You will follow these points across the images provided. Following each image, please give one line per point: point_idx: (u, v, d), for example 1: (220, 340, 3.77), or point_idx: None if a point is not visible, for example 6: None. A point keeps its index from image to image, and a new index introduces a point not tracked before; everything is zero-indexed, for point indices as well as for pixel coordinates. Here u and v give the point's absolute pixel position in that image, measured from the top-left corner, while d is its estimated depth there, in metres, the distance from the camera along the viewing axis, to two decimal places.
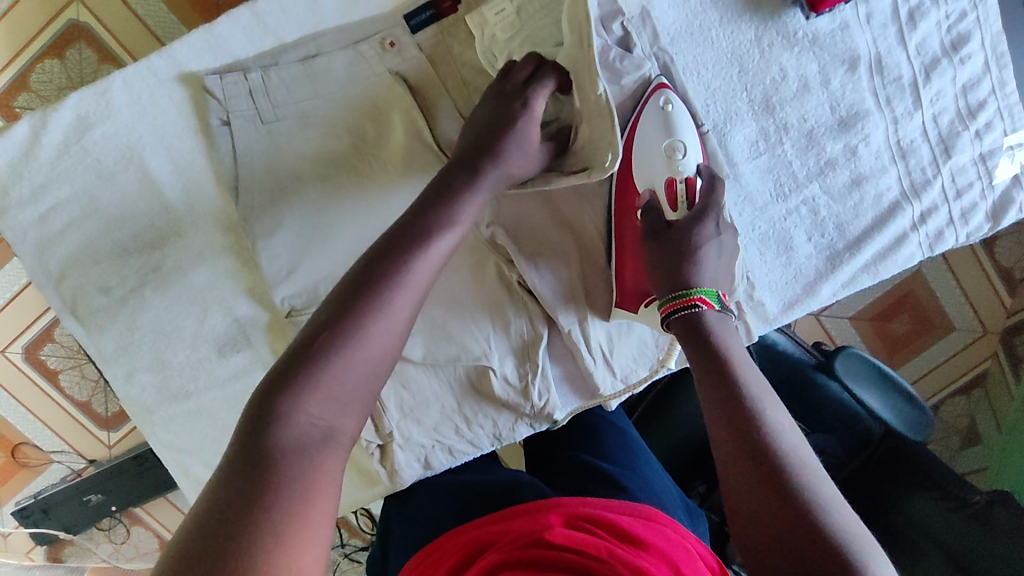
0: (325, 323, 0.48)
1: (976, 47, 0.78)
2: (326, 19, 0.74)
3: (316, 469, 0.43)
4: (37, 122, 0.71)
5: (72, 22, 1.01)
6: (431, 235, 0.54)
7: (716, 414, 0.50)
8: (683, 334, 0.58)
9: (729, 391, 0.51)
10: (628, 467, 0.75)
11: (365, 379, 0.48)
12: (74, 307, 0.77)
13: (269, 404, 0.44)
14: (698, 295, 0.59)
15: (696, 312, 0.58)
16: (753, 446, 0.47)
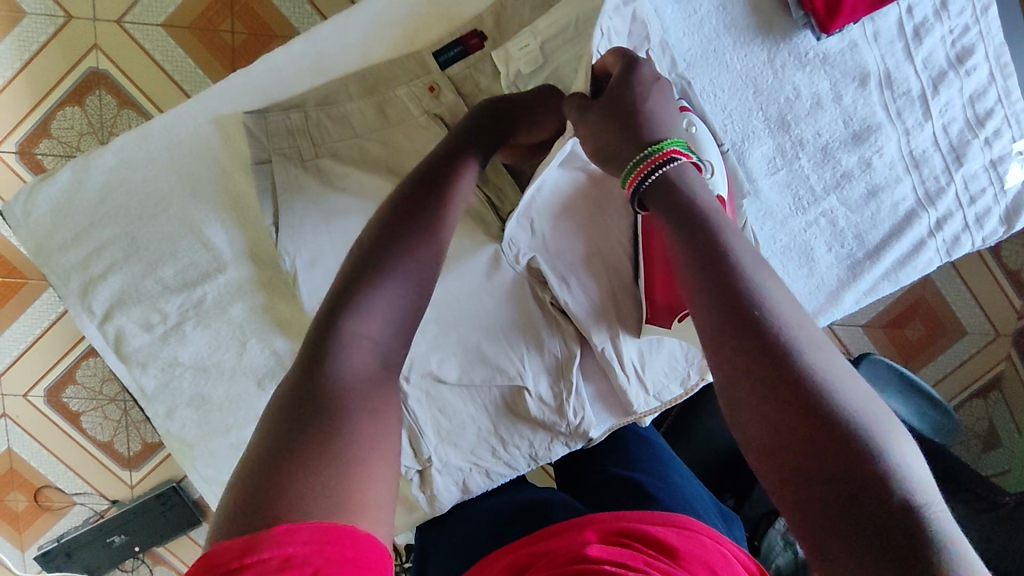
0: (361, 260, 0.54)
1: (981, 58, 0.81)
2: (354, 61, 0.76)
3: (372, 405, 0.47)
4: (82, 168, 0.74)
5: (94, 69, 1.05)
6: (442, 191, 0.60)
7: (723, 329, 0.43)
8: (658, 201, 0.51)
9: (737, 299, 0.43)
10: (660, 478, 0.76)
11: (400, 323, 0.52)
12: (116, 345, 0.78)
13: (317, 349, 0.48)
14: (670, 149, 0.53)
15: (669, 169, 0.52)
16: (777, 368, 0.40)
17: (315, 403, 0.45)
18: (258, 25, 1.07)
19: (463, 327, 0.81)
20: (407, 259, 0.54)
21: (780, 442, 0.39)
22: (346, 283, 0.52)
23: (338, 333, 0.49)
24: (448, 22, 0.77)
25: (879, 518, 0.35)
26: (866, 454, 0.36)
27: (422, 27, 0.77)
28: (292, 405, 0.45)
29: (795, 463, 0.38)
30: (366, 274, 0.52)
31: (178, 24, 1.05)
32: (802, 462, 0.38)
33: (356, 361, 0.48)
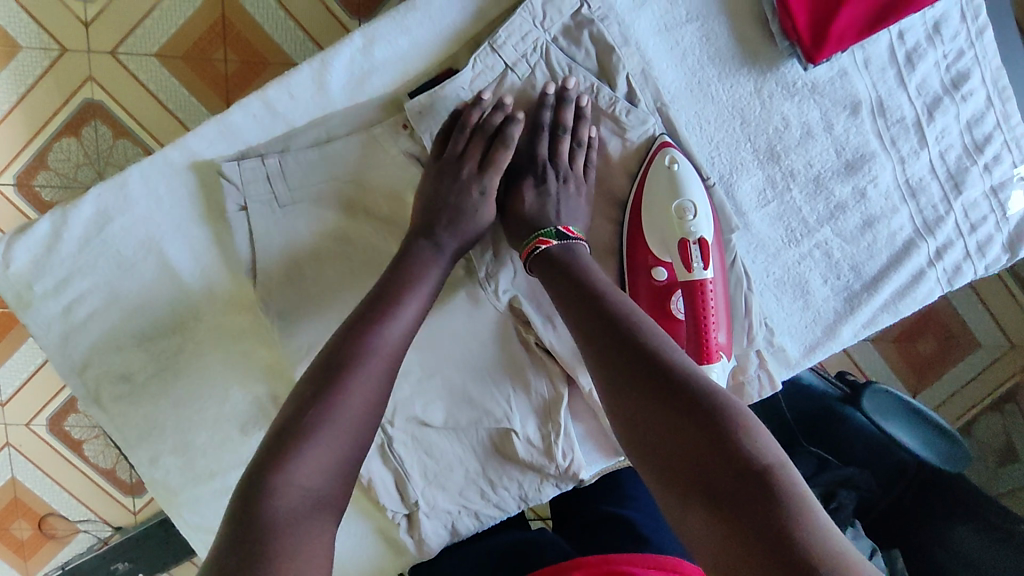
0: (315, 375, 0.57)
1: (977, 83, 0.78)
2: (333, 102, 0.74)
3: (307, 535, 0.49)
4: (59, 219, 0.73)
5: (88, 101, 1.05)
6: (391, 310, 0.63)
7: (612, 375, 0.56)
8: (543, 269, 0.68)
9: (620, 346, 0.57)
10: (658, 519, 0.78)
11: (351, 443, 0.55)
12: (97, 394, 0.77)
13: (261, 475, 0.51)
14: (538, 238, 0.69)
15: (541, 253, 0.68)
16: (658, 395, 0.52)
17: (261, 517, 0.49)
18: (251, 51, 1.06)
19: (447, 369, 0.79)
20: (367, 375, 0.58)
21: (671, 457, 0.50)
22: (297, 402, 0.56)
23: (285, 457, 0.52)
24: (427, 59, 0.74)
25: (744, 500, 0.45)
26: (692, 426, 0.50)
27: (403, 68, 0.74)
28: (235, 538, 0.47)
29: (674, 472, 0.49)
30: (322, 391, 0.56)
31: (172, 54, 1.05)
32: (681, 469, 0.49)
33: (300, 475, 0.51)
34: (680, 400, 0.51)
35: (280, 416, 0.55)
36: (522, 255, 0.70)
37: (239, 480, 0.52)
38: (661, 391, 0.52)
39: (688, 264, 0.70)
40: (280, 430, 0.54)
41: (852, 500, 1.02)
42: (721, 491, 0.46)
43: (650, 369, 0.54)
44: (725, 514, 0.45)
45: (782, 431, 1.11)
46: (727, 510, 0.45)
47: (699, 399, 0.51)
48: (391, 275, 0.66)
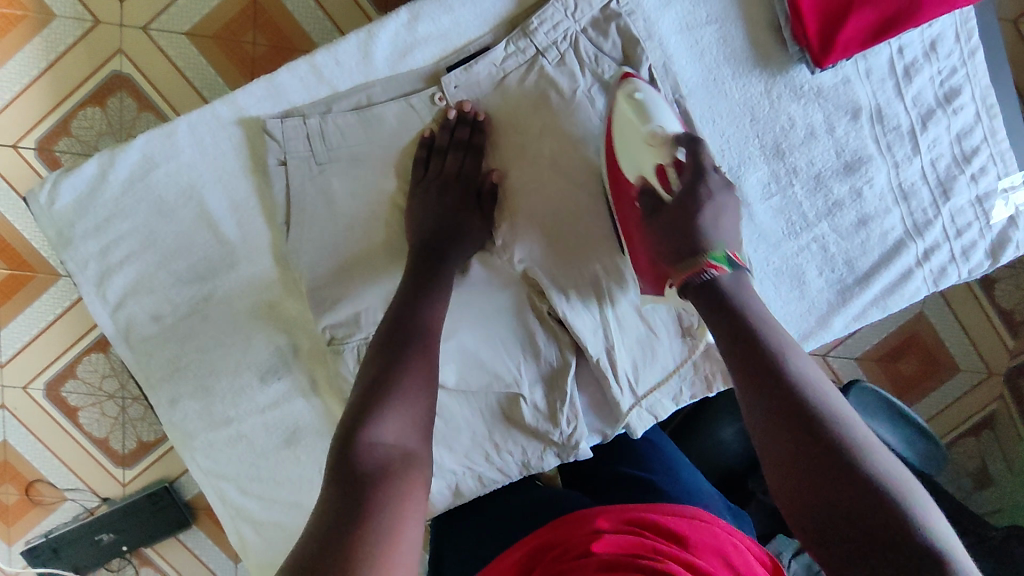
0: (383, 355, 0.65)
1: (967, 99, 0.85)
2: (375, 71, 0.79)
3: (404, 473, 0.55)
4: (108, 160, 0.77)
5: (116, 73, 1.09)
6: (432, 292, 0.72)
7: (762, 402, 0.56)
8: (698, 298, 0.64)
9: (774, 376, 0.57)
10: (666, 475, 0.79)
11: (421, 398, 0.62)
12: (127, 333, 0.81)
13: (351, 427, 0.58)
14: (709, 261, 0.65)
15: (710, 278, 0.64)
16: (813, 438, 0.52)
17: (362, 467, 0.54)
18: (280, 37, 1.11)
19: (463, 332, 0.83)
20: (422, 347, 0.66)
21: (814, 493, 0.50)
22: (371, 375, 0.63)
23: (371, 412, 0.59)
24: (466, 37, 0.80)
25: (887, 550, 0.46)
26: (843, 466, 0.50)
27: (443, 44, 0.80)
28: (340, 475, 0.54)
29: (814, 510, 0.49)
30: (395, 365, 0.63)
31: (203, 33, 1.10)
32: (824, 507, 0.49)
33: (384, 433, 0.57)
34: (838, 444, 0.51)
35: (358, 390, 0.62)
36: (677, 283, 0.67)
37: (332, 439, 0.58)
38: (815, 429, 0.53)
39: (667, 192, 0.70)
40: (362, 398, 0.61)
41: None
42: (866, 537, 0.47)
43: (808, 409, 0.54)
44: (865, 562, 0.46)
45: None
46: (870, 560, 0.46)
47: (857, 449, 0.51)
48: (424, 264, 0.75)
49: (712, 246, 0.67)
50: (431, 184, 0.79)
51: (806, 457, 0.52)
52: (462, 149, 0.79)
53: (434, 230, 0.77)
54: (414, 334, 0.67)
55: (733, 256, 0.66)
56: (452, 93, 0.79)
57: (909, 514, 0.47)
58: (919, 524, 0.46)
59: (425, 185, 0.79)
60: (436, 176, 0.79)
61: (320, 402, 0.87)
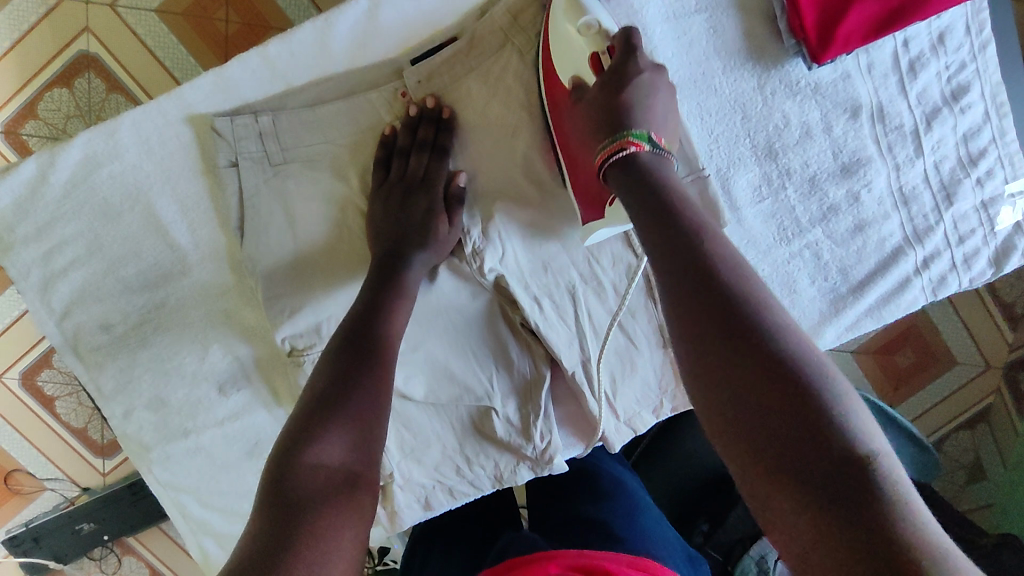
0: (339, 363, 0.59)
1: (976, 97, 0.79)
2: (333, 64, 0.73)
3: (349, 494, 0.50)
4: (46, 161, 0.71)
5: (83, 53, 1.00)
6: (397, 299, 0.67)
7: (678, 295, 0.47)
8: (617, 179, 0.58)
9: (693, 261, 0.48)
10: (630, 521, 0.70)
11: (376, 412, 0.57)
12: (75, 343, 0.77)
13: (296, 432, 0.53)
14: (627, 137, 0.59)
15: (629, 154, 0.58)
16: (730, 326, 0.44)
17: (299, 494, 0.48)
18: (253, 14, 1.03)
19: (430, 342, 0.79)
20: (384, 360, 0.61)
21: (739, 402, 0.42)
22: (325, 380, 0.58)
23: (319, 422, 0.54)
24: (433, 29, 0.74)
25: (812, 456, 0.38)
26: (765, 361, 0.42)
27: (407, 34, 0.74)
28: (278, 487, 0.48)
29: (737, 418, 0.41)
30: (349, 377, 0.58)
31: (171, 10, 1.02)
32: (747, 414, 0.41)
33: (329, 450, 0.52)
34: (764, 338, 0.43)
35: (302, 404, 0.56)
36: (598, 160, 0.60)
37: (274, 447, 0.52)
38: (740, 321, 0.44)
39: (597, 74, 0.64)
40: (312, 405, 0.55)
41: None
42: (791, 444, 0.39)
43: (727, 293, 0.45)
44: (790, 472, 0.38)
45: None
46: (796, 467, 0.38)
47: (787, 344, 0.43)
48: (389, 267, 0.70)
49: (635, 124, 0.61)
50: (389, 188, 0.73)
51: (728, 358, 0.43)
52: (426, 149, 0.72)
53: (396, 233, 0.71)
54: (373, 343, 0.62)
55: (656, 137, 0.61)
56: (415, 88, 0.73)
57: (839, 416, 0.39)
58: (849, 426, 0.39)
59: (378, 191, 0.73)
60: (394, 180, 0.73)
61: (282, 412, 0.83)
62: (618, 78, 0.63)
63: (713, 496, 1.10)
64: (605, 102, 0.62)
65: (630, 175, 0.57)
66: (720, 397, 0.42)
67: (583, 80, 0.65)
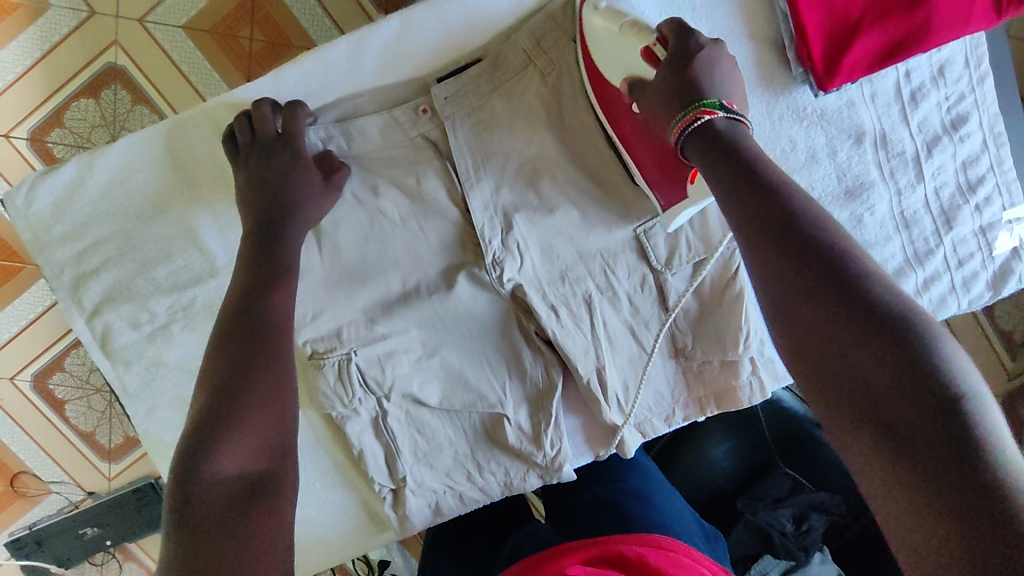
0: (233, 357, 0.55)
1: (974, 127, 0.83)
2: (363, 81, 0.77)
3: (264, 502, 0.49)
4: (85, 165, 0.74)
5: (111, 64, 1.04)
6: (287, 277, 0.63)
7: (777, 274, 0.46)
8: (696, 146, 0.55)
9: (788, 230, 0.46)
10: (642, 497, 0.76)
11: (280, 407, 0.54)
12: (101, 341, 0.79)
13: (196, 443, 0.49)
14: (701, 107, 0.55)
15: (703, 124, 0.55)
16: (840, 307, 0.43)
17: (202, 516, 0.46)
18: (277, 33, 1.07)
19: (447, 349, 0.81)
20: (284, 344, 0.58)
21: (852, 388, 0.41)
22: (220, 375, 0.54)
23: (220, 427, 0.50)
24: (457, 52, 0.78)
25: (928, 441, 0.38)
26: (879, 347, 0.41)
27: (433, 55, 0.78)
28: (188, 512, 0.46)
29: (843, 394, 0.42)
30: (245, 368, 0.54)
31: (199, 27, 1.06)
32: (854, 390, 0.41)
33: (231, 461, 0.49)
34: (878, 324, 0.41)
35: (198, 400, 0.52)
36: (674, 136, 0.57)
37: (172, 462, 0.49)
38: (849, 301, 0.43)
39: (653, 64, 0.61)
40: (211, 407, 0.51)
41: (822, 524, 1.04)
42: (905, 429, 0.39)
43: (835, 272, 0.44)
44: (898, 448, 0.39)
45: (760, 453, 1.15)
46: (907, 454, 0.39)
47: (897, 313, 0.42)
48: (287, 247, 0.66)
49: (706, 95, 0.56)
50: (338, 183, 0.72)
51: (839, 341, 0.42)
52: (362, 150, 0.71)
53: (278, 186, 0.69)
54: (262, 330, 0.57)
55: (726, 103, 0.57)
56: (441, 105, 0.75)
57: (951, 389, 0.39)
58: (968, 419, 0.38)
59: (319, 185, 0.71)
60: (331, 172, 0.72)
61: None
62: (682, 56, 0.59)
63: (717, 514, 1.11)
64: (674, 82, 0.58)
65: (712, 148, 0.53)
66: (832, 377, 0.42)
67: (637, 75, 0.64)
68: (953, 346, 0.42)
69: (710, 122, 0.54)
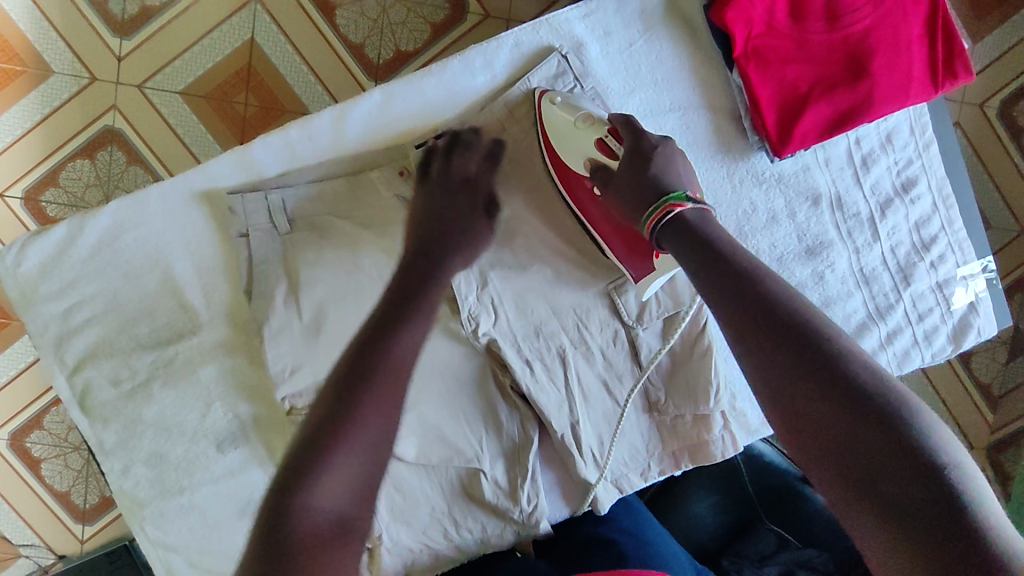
0: (348, 390, 0.61)
1: (923, 190, 0.88)
2: (346, 147, 0.82)
3: (342, 541, 0.55)
4: (77, 225, 0.78)
5: (109, 127, 1.09)
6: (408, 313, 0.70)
7: (758, 355, 0.52)
8: (672, 243, 0.64)
9: (766, 313, 0.53)
10: (635, 535, 0.80)
11: (377, 442, 0.60)
12: (81, 397, 0.80)
13: (298, 470, 0.56)
14: (670, 201, 0.66)
15: (673, 216, 0.65)
16: (816, 382, 0.48)
17: (290, 546, 0.52)
18: (270, 98, 1.11)
19: (424, 403, 0.82)
20: (380, 374, 0.63)
21: (836, 455, 0.47)
22: (326, 411, 0.60)
23: (322, 459, 0.57)
24: (435, 120, 0.83)
25: (917, 502, 0.43)
26: (856, 415, 0.46)
27: (413, 123, 0.83)
28: (277, 542, 0.52)
29: (830, 455, 0.47)
30: (349, 400, 0.60)
31: (196, 93, 1.10)
32: (837, 450, 0.46)
33: (326, 494, 0.55)
34: (850, 396, 0.47)
35: (300, 432, 0.60)
36: (650, 229, 0.67)
37: (269, 489, 0.56)
38: (822, 376, 0.48)
39: (614, 157, 0.73)
40: (316, 434, 0.58)
41: None
42: (890, 492, 0.44)
43: (808, 350, 0.50)
44: (876, 497, 0.44)
45: (743, 509, 1.14)
46: (898, 515, 0.43)
47: (868, 380, 0.47)
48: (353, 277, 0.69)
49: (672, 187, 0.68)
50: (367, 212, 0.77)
51: (818, 413, 0.48)
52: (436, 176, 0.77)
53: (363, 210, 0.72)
54: (365, 366, 0.64)
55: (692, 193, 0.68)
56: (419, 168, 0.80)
57: (927, 446, 0.44)
58: (946, 478, 0.43)
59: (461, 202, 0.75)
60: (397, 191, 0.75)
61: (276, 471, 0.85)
62: (638, 151, 0.72)
63: None
64: (634, 172, 0.71)
65: (688, 237, 0.63)
66: (816, 447, 0.48)
67: (598, 160, 0.75)
68: (925, 408, 0.46)
69: (680, 212, 0.65)
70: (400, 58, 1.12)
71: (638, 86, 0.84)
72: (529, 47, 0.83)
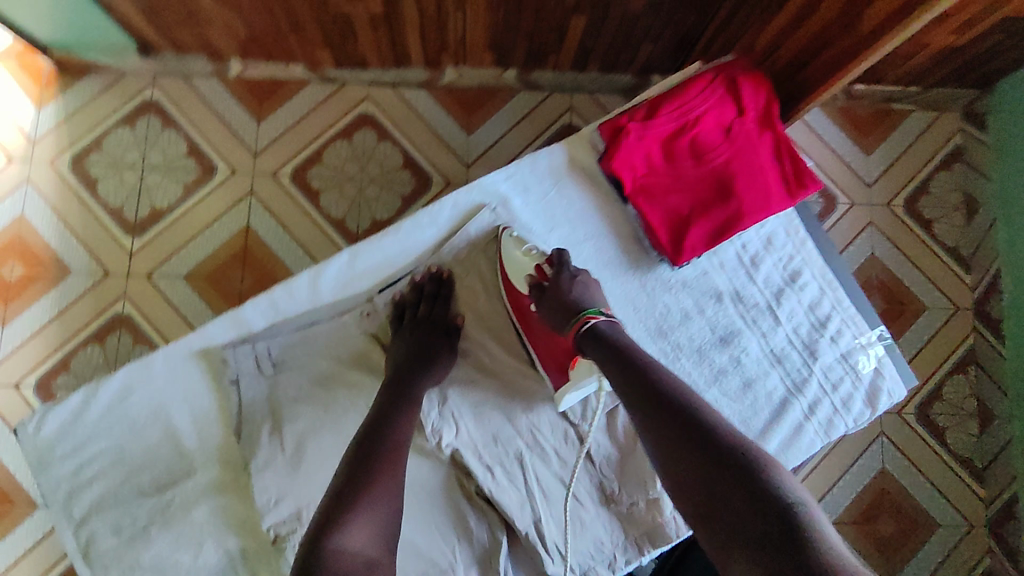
0: (354, 464, 0.76)
1: (809, 278, 1.04)
2: (321, 300, 0.98)
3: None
4: (91, 391, 0.91)
5: (120, 314, 1.26)
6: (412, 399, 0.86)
7: (664, 440, 0.73)
8: (595, 349, 0.85)
9: (667, 408, 0.74)
10: None
11: (392, 505, 0.75)
12: (85, 548, 0.88)
13: (328, 522, 0.70)
14: (587, 314, 0.87)
15: (590, 326, 0.86)
16: (704, 455, 0.69)
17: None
18: (264, 273, 1.30)
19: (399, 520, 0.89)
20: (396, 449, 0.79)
21: (720, 505, 0.66)
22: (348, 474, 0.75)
23: (343, 516, 0.71)
24: (394, 269, 1.00)
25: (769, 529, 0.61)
26: (730, 474, 0.66)
27: (376, 274, 1.00)
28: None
29: (704, 499, 0.67)
30: (367, 465, 0.76)
31: (197, 276, 1.29)
32: (716, 504, 0.66)
33: (352, 540, 0.69)
34: (728, 461, 0.67)
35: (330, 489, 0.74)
36: (573, 339, 0.87)
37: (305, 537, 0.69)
38: (707, 449, 0.69)
39: (545, 278, 0.92)
40: (339, 495, 0.73)
41: None
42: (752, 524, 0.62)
43: (698, 431, 0.71)
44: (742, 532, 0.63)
45: None
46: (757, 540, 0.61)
47: (739, 448, 0.68)
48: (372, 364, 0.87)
49: (586, 304, 0.89)
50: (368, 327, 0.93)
51: (707, 477, 0.68)
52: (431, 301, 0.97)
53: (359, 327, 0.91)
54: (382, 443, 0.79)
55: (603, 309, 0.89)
56: (381, 305, 0.98)
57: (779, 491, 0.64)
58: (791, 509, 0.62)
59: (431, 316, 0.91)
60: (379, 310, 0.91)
61: None
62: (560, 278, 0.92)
63: None
64: (559, 296, 0.90)
65: (602, 346, 0.84)
66: (706, 502, 0.67)
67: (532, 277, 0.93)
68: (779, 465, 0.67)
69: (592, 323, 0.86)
70: (376, 226, 1.33)
71: (557, 224, 1.03)
72: (465, 205, 1.01)
